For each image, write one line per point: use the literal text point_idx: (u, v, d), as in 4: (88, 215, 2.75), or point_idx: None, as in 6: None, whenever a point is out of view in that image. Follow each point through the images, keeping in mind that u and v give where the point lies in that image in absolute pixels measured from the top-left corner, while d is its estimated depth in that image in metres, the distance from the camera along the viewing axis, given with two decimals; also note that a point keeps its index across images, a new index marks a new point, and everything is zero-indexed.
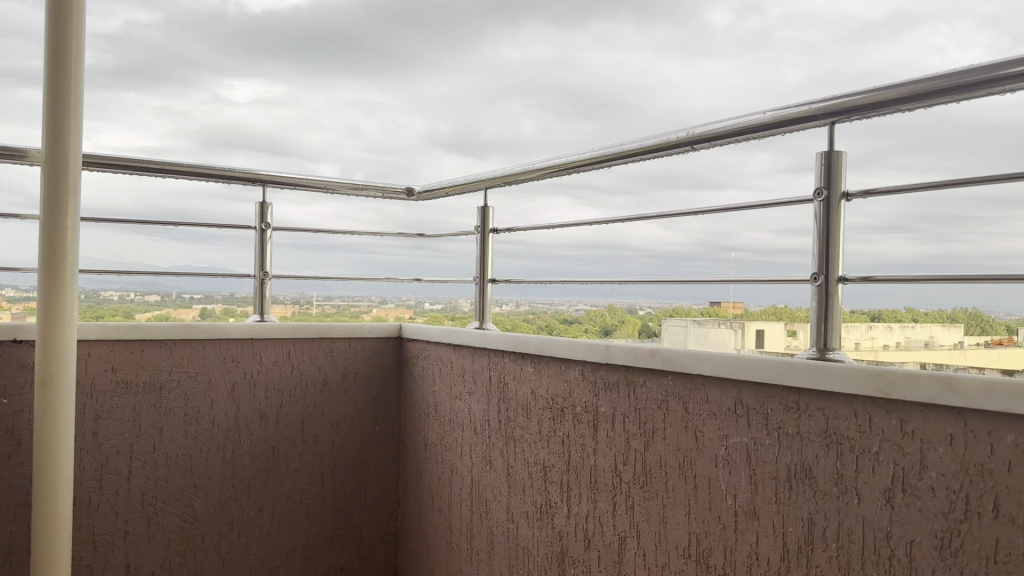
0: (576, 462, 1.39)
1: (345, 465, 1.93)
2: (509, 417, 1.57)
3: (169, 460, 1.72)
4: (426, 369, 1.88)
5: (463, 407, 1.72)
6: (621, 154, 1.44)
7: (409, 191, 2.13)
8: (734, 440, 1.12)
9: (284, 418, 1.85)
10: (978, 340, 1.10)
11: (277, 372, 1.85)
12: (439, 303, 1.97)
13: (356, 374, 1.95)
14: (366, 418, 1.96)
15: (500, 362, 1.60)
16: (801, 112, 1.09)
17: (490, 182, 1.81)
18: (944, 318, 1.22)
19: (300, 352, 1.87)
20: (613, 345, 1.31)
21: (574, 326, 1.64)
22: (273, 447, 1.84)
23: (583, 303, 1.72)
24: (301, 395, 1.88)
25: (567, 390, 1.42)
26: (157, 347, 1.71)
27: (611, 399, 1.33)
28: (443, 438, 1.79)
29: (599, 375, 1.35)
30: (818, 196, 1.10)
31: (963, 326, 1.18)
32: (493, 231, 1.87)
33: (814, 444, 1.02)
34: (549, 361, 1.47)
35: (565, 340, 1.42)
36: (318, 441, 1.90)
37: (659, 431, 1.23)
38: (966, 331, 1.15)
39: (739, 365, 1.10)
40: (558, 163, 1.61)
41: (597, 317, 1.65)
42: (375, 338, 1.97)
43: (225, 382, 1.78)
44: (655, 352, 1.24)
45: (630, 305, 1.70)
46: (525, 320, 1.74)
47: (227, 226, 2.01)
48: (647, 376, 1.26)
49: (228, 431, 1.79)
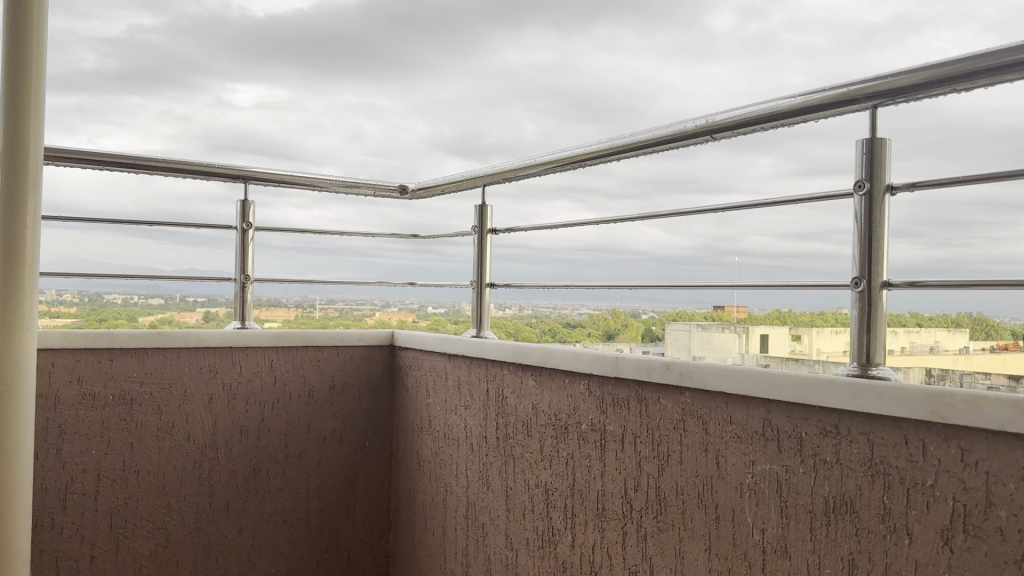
0: (581, 486, 1.26)
1: (333, 483, 1.80)
2: (508, 435, 1.44)
3: (140, 479, 1.59)
4: (419, 380, 1.75)
5: (458, 422, 1.59)
6: (631, 146, 1.31)
7: (403, 189, 2.00)
8: (761, 467, 0.99)
9: (266, 433, 1.72)
10: (983, 346, 1.00)
11: (259, 384, 1.72)
12: (443, 307, 1.83)
13: (344, 385, 1.82)
14: (355, 432, 1.83)
15: (499, 374, 1.47)
16: (839, 94, 0.96)
17: (489, 178, 1.68)
18: (949, 321, 1.09)
19: (283, 361, 1.74)
20: (622, 357, 1.18)
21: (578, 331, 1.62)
22: (254, 464, 1.71)
23: (584, 306, 1.68)
24: (285, 408, 1.75)
25: (572, 406, 1.29)
26: (127, 356, 1.58)
27: (620, 416, 1.19)
28: (437, 455, 1.66)
29: (607, 390, 1.22)
30: (858, 189, 0.97)
31: (968, 330, 1.06)
32: (491, 232, 1.73)
33: (856, 475, 0.88)
34: (551, 373, 1.33)
35: (569, 350, 1.29)
36: (303, 457, 1.77)
37: (675, 454, 1.10)
38: (972, 336, 1.04)
39: (768, 383, 0.97)
40: (562, 156, 1.47)
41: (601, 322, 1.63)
42: (364, 346, 1.84)
43: (202, 394, 1.65)
44: (670, 365, 1.10)
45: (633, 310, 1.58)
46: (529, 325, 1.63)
47: (209, 226, 1.88)
48: (661, 394, 1.12)
49: (205, 448, 1.66)
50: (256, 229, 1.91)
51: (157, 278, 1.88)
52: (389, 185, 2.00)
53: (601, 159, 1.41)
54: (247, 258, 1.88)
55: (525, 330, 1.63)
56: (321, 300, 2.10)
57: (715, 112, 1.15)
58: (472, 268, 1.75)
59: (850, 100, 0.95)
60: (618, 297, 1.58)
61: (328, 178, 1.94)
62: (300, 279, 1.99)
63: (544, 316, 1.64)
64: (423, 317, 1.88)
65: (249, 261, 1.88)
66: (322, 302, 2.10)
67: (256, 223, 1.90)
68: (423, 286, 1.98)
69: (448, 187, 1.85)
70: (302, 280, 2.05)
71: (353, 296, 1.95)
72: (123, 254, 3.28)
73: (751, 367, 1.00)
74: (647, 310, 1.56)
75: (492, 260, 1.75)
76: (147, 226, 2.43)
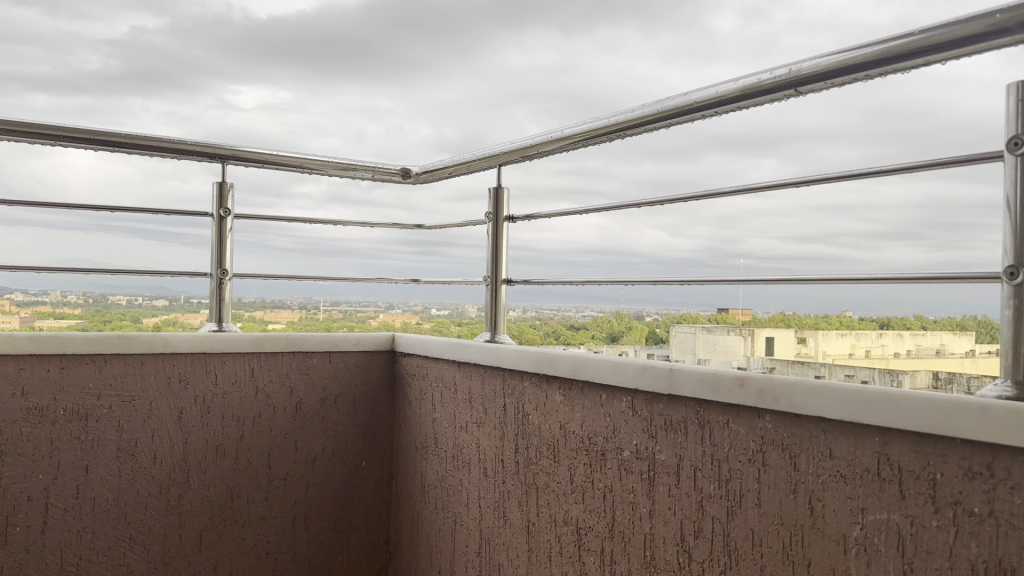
0: (623, 528, 1.02)
1: (323, 509, 1.57)
2: (530, 459, 1.20)
3: (97, 508, 1.36)
4: (423, 392, 1.52)
5: (469, 443, 1.36)
6: (689, 106, 1.08)
7: (405, 171, 1.77)
8: (875, 516, 0.75)
9: (245, 453, 1.49)
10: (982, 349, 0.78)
11: (237, 397, 1.48)
12: (446, 307, 1.69)
13: (337, 397, 1.58)
14: (349, 451, 1.59)
15: (518, 387, 1.24)
16: (987, 22, 0.72)
17: (506, 156, 1.45)
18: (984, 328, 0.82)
19: (266, 370, 1.50)
20: (679, 370, 0.94)
21: (581, 333, 1.58)
22: (233, 489, 1.48)
23: (588, 309, 1.67)
24: (268, 424, 1.51)
25: (611, 429, 1.05)
26: (82, 364, 1.34)
27: (673, 443, 0.96)
28: (444, 480, 1.43)
29: (657, 410, 0.98)
30: (1013, 147, 0.74)
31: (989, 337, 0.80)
32: (508, 219, 1.52)
33: (1019, 533, 0.65)
34: (583, 387, 1.10)
35: (608, 360, 1.05)
36: (289, 481, 1.53)
37: (752, 494, 0.86)
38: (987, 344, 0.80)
39: (889, 406, 0.73)
40: (598, 125, 1.25)
41: (604, 324, 1.63)
42: (361, 351, 1.60)
43: (170, 408, 1.42)
44: (745, 382, 0.86)
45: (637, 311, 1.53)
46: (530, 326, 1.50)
47: (185, 212, 1.65)
48: (731, 417, 0.89)
49: (175, 471, 1.42)
50: (237, 216, 1.69)
51: (131, 273, 1.65)
52: (390, 168, 1.77)
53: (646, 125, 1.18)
54: (224, 251, 1.65)
55: (526, 331, 1.50)
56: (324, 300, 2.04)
57: (804, 59, 0.92)
58: (487, 262, 1.53)
59: (1001, 32, 0.71)
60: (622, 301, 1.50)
61: (320, 158, 1.71)
62: (290, 275, 1.76)
63: (548, 317, 1.51)
64: (426, 318, 1.76)
65: (227, 253, 1.66)
66: (326, 303, 2.05)
67: (238, 211, 1.67)
68: (429, 284, 1.76)
69: (457, 169, 1.62)
70: (295, 278, 1.82)
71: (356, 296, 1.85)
72: (103, 251, 3.05)
73: (863, 384, 0.76)
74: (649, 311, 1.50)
75: (510, 252, 1.53)
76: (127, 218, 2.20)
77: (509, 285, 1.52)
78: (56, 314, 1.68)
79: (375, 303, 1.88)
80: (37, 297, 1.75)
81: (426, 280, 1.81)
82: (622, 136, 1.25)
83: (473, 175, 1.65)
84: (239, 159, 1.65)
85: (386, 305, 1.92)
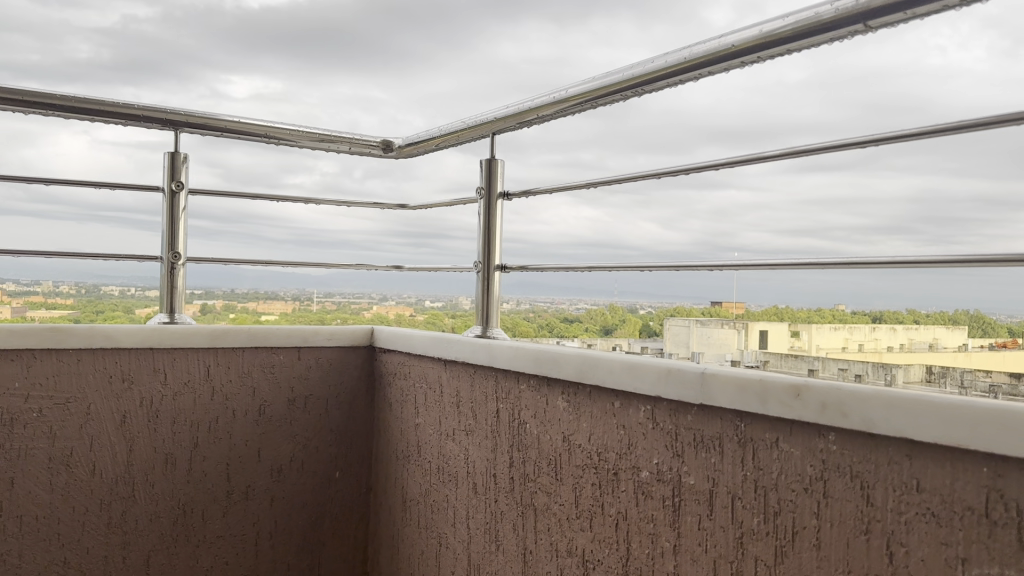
0: (639, 565, 0.84)
1: (291, 525, 1.39)
2: (527, 476, 1.02)
3: (25, 528, 1.17)
4: (404, 394, 1.33)
5: (456, 453, 1.18)
6: (720, 53, 0.89)
7: (387, 145, 1.58)
8: (980, 571, 0.57)
9: (200, 464, 1.31)
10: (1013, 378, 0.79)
11: (191, 399, 1.30)
12: (441, 299, 1.52)
13: (307, 399, 1.40)
14: (321, 459, 1.41)
15: (514, 391, 1.06)
16: None
17: (501, 123, 1.26)
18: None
19: (225, 368, 1.32)
20: (713, 374, 0.76)
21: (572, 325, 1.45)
22: (186, 504, 1.30)
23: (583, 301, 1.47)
24: (227, 430, 1.33)
25: (625, 443, 0.87)
26: (7, 361, 1.15)
27: (705, 463, 0.78)
28: (428, 496, 1.25)
29: (685, 423, 0.80)
30: None
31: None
32: (503, 196, 1.33)
33: None
34: (592, 393, 0.92)
35: (623, 361, 0.87)
36: (251, 495, 1.35)
37: (809, 532, 0.68)
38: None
39: (1004, 429, 0.55)
40: (607, 82, 1.05)
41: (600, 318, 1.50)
42: (336, 347, 1.42)
43: (112, 412, 1.23)
44: (802, 392, 0.68)
45: (631, 305, 1.45)
46: (527, 321, 1.34)
47: (133, 187, 1.46)
48: (783, 435, 0.71)
49: (117, 484, 1.24)
50: (192, 191, 1.49)
51: (77, 258, 1.47)
52: (371, 140, 1.58)
53: (669, 79, 0.98)
54: (177, 234, 1.47)
55: (520, 325, 1.34)
56: (318, 291, 1.87)
57: None
58: (478, 246, 1.35)
59: None
60: (614, 290, 1.48)
61: (289, 127, 1.52)
62: (258, 261, 1.58)
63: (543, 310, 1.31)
64: (420, 310, 1.58)
65: (180, 234, 1.47)
66: (319, 295, 1.90)
67: (192, 185, 1.48)
68: (415, 271, 1.58)
69: (445, 140, 1.43)
70: (265, 264, 1.64)
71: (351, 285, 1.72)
72: None
73: (966, 397, 0.58)
74: (642, 304, 1.38)
75: (503, 235, 1.34)
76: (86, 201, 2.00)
77: (503, 272, 1.33)
78: (49, 305, 1.44)
79: (368, 295, 1.75)
80: (29, 286, 1.50)
81: (411, 267, 1.63)
82: (639, 94, 1.05)
83: (462, 147, 1.46)
84: (195, 126, 1.46)
85: (378, 296, 1.75)
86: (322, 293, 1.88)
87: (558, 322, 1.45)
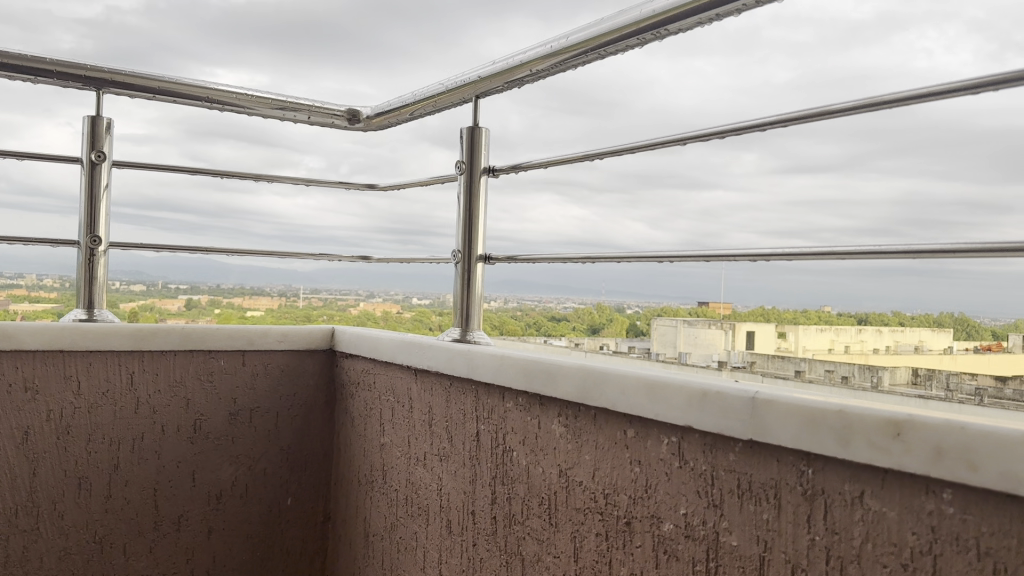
0: None
1: (231, 560, 1.20)
2: (512, 517, 0.82)
3: None
4: (369, 409, 1.13)
5: (428, 483, 0.97)
6: None
7: (354, 116, 1.37)
8: None
9: (121, 490, 1.12)
10: None
11: (111, 412, 1.11)
12: (428, 297, 1.29)
13: (252, 412, 1.22)
14: (269, 484, 1.23)
15: (497, 411, 0.85)
16: None
17: (486, 84, 1.05)
18: None
19: (152, 375, 1.14)
20: (768, 402, 0.55)
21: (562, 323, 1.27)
22: (105, 538, 1.11)
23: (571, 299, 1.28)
24: (154, 448, 1.15)
25: (640, 486, 0.67)
26: None
27: (751, 521, 0.58)
28: (393, 532, 1.04)
29: (724, 463, 0.60)
30: None
31: None
32: (487, 169, 1.10)
33: None
34: (598, 418, 0.72)
35: (638, 379, 0.66)
36: (183, 524, 1.17)
37: None
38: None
39: None
40: (613, 26, 0.84)
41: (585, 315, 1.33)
42: (288, 351, 1.24)
43: (11, 427, 1.05)
44: (904, 431, 0.48)
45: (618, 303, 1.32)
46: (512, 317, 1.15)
47: (45, 157, 1.24)
48: (870, 489, 0.51)
49: (17, 515, 1.06)
50: (115, 162, 1.28)
51: None
52: (334, 109, 1.37)
53: (701, 15, 0.74)
54: (97, 215, 1.25)
55: (508, 322, 1.15)
56: (305, 288, 1.62)
57: None
58: (457, 233, 1.12)
59: None
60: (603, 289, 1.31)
61: (236, 90, 1.29)
62: (199, 249, 1.35)
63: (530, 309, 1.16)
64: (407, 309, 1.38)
65: (101, 216, 1.26)
66: (308, 291, 1.61)
67: (112, 154, 1.26)
68: (392, 262, 1.39)
69: (420, 107, 1.22)
70: (209, 252, 1.41)
71: (336, 284, 1.52)
72: None
73: None
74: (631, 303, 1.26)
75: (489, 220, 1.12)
76: (34, 181, 1.77)
77: (487, 263, 1.10)
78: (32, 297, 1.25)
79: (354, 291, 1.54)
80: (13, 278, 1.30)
81: (383, 257, 1.41)
82: (660, 39, 0.82)
83: (440, 115, 1.25)
84: (121, 86, 1.24)
85: (365, 292, 1.55)
86: (309, 290, 1.62)
87: (543, 320, 1.25)
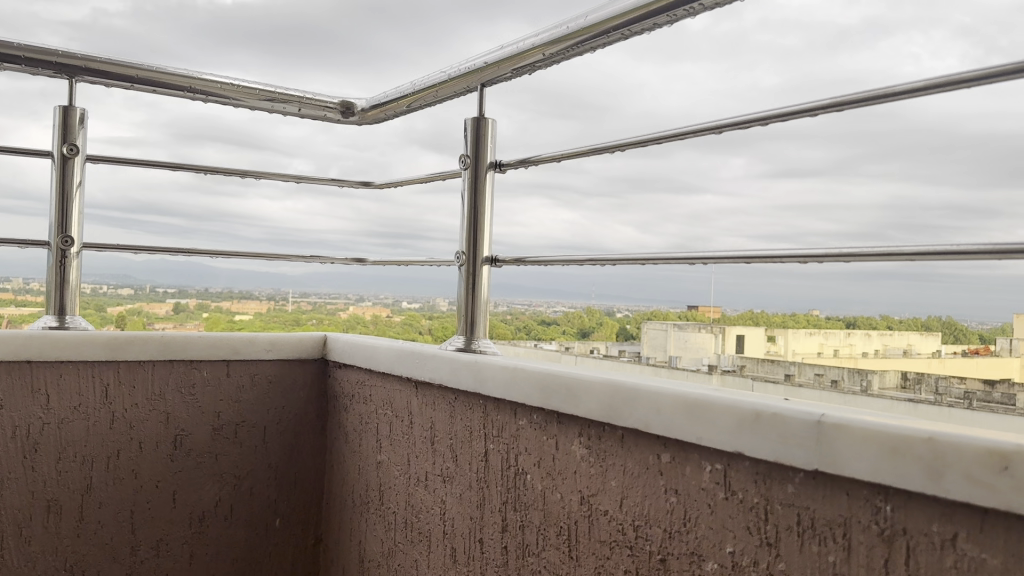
0: None
1: None
2: (526, 548, 0.74)
3: None
4: (365, 424, 1.05)
5: (430, 506, 0.89)
6: None
7: (347, 109, 1.28)
8: None
9: (94, 513, 1.04)
10: None
11: (83, 428, 1.03)
12: (417, 300, 1.20)
13: (237, 426, 1.14)
14: (256, 504, 1.15)
15: (509, 429, 0.77)
16: None
17: (491, 71, 0.96)
18: None
19: (129, 388, 1.05)
20: (836, 425, 0.47)
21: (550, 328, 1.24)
22: (77, 565, 1.03)
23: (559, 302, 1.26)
24: (130, 466, 1.06)
25: (677, 520, 0.59)
26: None
27: (813, 565, 0.50)
28: (391, 559, 0.96)
29: (782, 496, 0.52)
30: None
31: None
32: (493, 164, 1.01)
33: None
34: (627, 439, 0.64)
35: (676, 397, 0.58)
36: (163, 549, 1.09)
37: None
38: None
39: None
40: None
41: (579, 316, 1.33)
42: (276, 361, 1.16)
43: None
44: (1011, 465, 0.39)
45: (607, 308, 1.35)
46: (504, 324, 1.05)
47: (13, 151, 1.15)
48: (964, 532, 0.42)
49: None
50: (88, 156, 1.18)
51: None
52: (326, 101, 1.28)
53: None
54: (69, 214, 1.16)
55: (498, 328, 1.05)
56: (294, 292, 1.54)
57: None
58: (460, 233, 1.02)
59: None
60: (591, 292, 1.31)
61: (221, 80, 1.21)
62: (180, 251, 1.26)
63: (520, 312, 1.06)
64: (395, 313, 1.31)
65: (73, 214, 1.17)
66: (297, 295, 1.52)
67: (84, 148, 1.17)
68: (384, 265, 1.30)
69: (420, 98, 1.13)
70: (193, 255, 1.32)
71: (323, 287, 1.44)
72: None
73: None
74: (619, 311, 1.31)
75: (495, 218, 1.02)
76: (8, 181, 1.68)
77: (493, 265, 1.00)
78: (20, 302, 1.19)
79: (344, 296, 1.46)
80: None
81: (378, 259, 1.33)
82: (693, 14, 0.70)
83: (439, 107, 1.16)
84: (96, 74, 1.14)
85: (355, 296, 1.46)
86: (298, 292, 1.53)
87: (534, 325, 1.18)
